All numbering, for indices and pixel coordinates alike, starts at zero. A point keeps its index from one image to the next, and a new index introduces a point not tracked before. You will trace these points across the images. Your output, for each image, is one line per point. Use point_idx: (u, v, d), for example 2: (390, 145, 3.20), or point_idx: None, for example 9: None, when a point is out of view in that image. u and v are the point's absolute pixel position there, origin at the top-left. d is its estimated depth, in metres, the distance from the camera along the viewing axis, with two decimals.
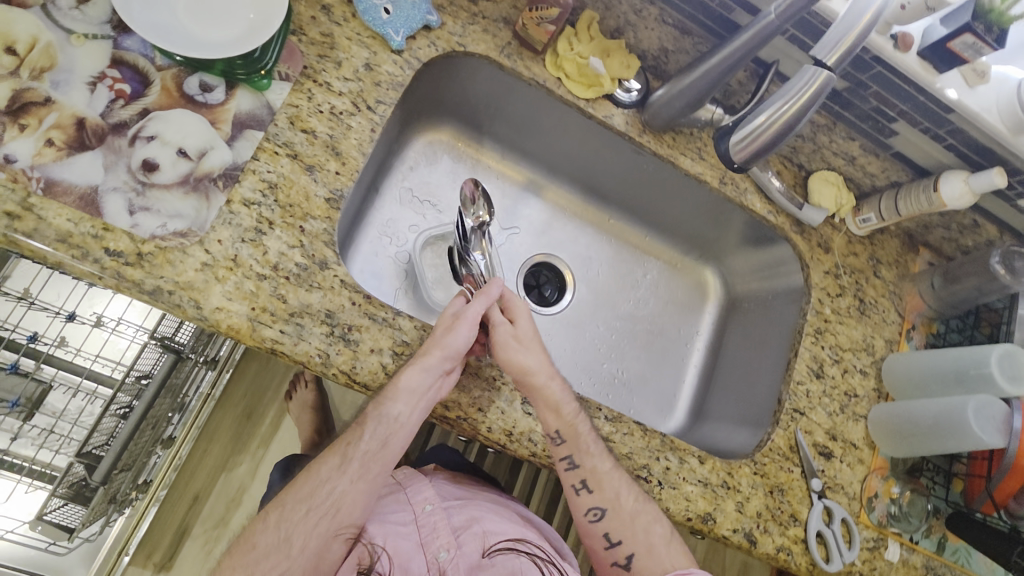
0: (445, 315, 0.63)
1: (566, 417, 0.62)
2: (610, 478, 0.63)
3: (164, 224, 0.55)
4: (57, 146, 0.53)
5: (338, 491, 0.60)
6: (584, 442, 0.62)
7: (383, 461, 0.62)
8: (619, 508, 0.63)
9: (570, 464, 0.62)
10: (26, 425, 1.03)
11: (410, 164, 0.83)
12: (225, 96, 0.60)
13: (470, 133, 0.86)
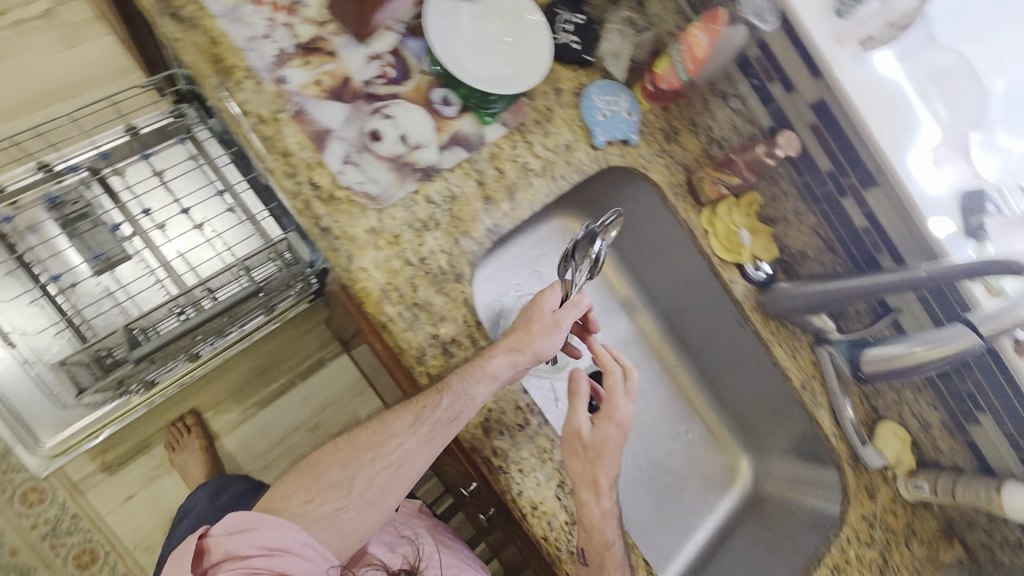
0: (543, 314, 0.65)
1: (598, 541, 0.60)
2: None
3: (362, 183, 0.63)
4: (321, 88, 0.63)
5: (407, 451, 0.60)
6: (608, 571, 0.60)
7: (451, 434, 0.59)
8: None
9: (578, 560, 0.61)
10: (93, 279, 1.09)
11: (540, 236, 0.91)
12: (455, 115, 0.69)
13: None
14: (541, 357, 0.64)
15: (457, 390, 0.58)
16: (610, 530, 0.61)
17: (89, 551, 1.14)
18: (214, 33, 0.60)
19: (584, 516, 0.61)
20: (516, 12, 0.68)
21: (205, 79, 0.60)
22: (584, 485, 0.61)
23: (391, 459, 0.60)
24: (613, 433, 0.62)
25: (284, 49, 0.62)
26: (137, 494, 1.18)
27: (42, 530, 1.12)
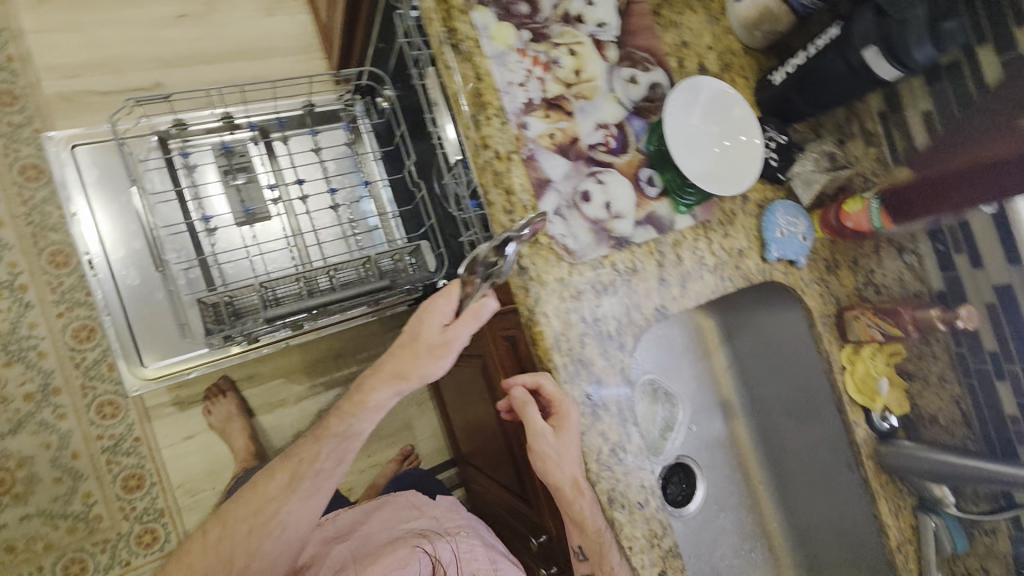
0: (432, 331, 0.65)
1: (590, 536, 0.63)
2: None
3: (564, 237, 0.67)
4: (553, 142, 0.67)
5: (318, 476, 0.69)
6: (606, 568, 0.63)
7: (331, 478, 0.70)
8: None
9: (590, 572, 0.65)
10: (234, 227, 1.14)
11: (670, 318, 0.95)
12: (655, 196, 0.72)
13: (722, 334, 0.98)
14: (429, 376, 0.66)
15: (349, 428, 0.70)
16: (598, 522, 0.63)
17: (138, 477, 1.16)
18: (482, 68, 0.65)
19: (568, 517, 0.64)
20: (744, 123, 0.72)
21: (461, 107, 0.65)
22: (566, 486, 0.63)
23: (303, 483, 0.69)
24: (576, 437, 0.64)
25: (532, 99, 0.67)
26: (196, 436, 1.21)
27: (105, 444, 1.15)
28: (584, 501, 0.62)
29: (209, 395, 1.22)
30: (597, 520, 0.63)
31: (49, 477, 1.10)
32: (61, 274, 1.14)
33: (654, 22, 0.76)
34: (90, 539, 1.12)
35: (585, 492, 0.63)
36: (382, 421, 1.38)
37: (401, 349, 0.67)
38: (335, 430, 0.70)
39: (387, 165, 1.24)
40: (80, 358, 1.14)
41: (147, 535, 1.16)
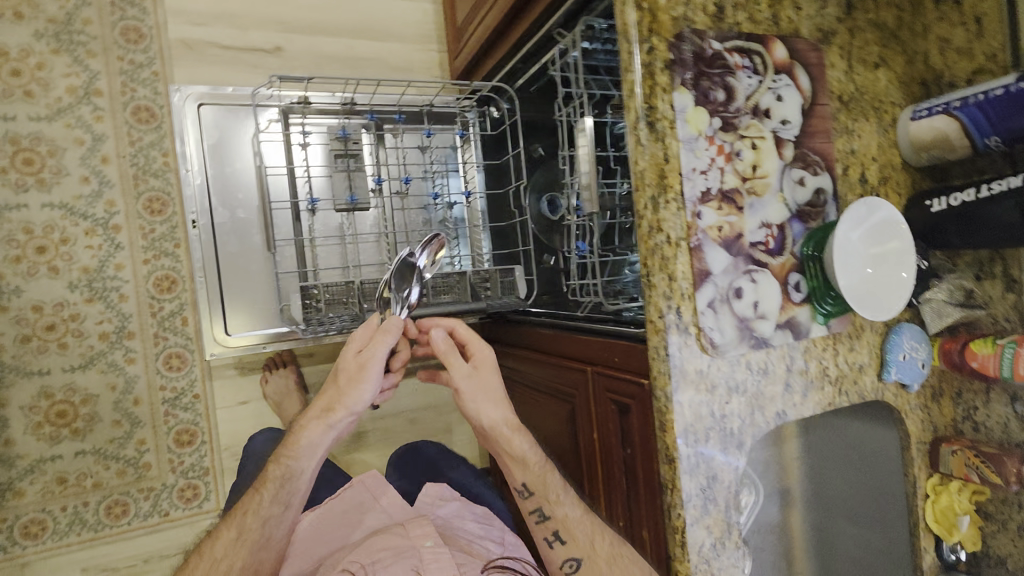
0: (352, 361, 0.84)
1: (532, 469, 0.85)
2: (578, 523, 0.81)
3: (713, 330, 0.67)
4: (720, 234, 0.67)
5: (297, 473, 0.87)
6: (549, 494, 0.84)
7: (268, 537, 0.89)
8: (593, 557, 0.78)
9: (542, 517, 0.84)
10: (333, 211, 1.13)
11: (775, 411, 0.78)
12: (797, 301, 0.73)
13: (801, 426, 0.85)
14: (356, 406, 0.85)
15: (288, 463, 0.88)
16: (532, 454, 0.85)
17: (190, 433, 1.18)
18: (674, 150, 0.64)
19: (507, 455, 0.85)
20: (902, 255, 0.72)
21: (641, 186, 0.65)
22: (503, 425, 0.84)
23: (283, 496, 0.89)
24: (497, 375, 0.84)
25: (710, 189, 0.66)
26: (251, 403, 1.21)
27: (166, 395, 1.16)
28: (518, 441, 0.84)
29: (270, 365, 1.23)
30: (524, 451, 0.84)
31: (109, 418, 1.12)
32: (155, 222, 1.14)
33: (831, 125, 0.76)
34: (136, 485, 1.14)
35: (515, 435, 0.84)
36: (426, 420, 1.40)
37: (346, 372, 0.84)
38: (305, 438, 0.87)
39: (488, 177, 1.24)
40: (158, 307, 1.15)
41: (190, 490, 1.18)
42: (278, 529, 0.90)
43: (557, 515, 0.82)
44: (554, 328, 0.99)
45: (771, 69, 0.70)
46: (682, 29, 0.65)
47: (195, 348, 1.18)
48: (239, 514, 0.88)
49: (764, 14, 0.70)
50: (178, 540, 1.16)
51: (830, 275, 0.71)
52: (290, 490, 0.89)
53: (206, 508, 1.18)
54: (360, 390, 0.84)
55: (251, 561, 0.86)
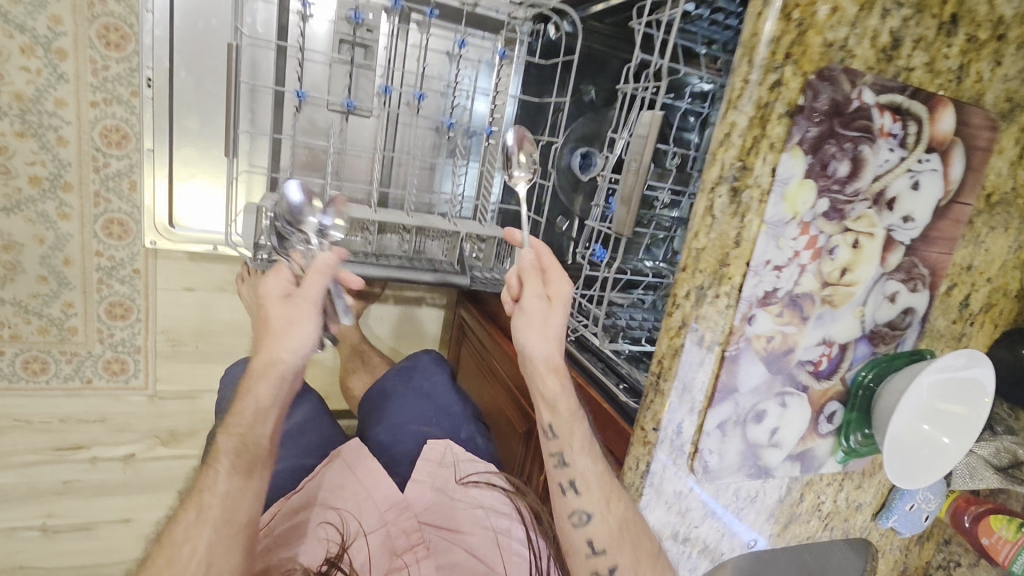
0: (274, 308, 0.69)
1: (563, 415, 0.62)
2: (600, 480, 0.59)
3: (711, 453, 0.53)
4: (767, 346, 0.51)
5: (255, 439, 0.70)
6: (576, 442, 0.61)
7: (237, 517, 0.67)
8: (609, 519, 0.57)
9: (561, 463, 0.62)
10: (326, 110, 0.93)
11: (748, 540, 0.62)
12: (823, 432, 0.59)
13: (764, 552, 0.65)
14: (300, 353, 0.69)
15: (235, 440, 0.70)
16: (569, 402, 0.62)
17: (124, 307, 1.07)
18: (749, 234, 0.47)
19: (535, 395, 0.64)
20: (965, 423, 0.57)
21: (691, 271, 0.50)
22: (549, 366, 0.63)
23: (243, 464, 0.69)
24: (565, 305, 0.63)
25: (777, 290, 0.50)
26: (197, 291, 1.10)
27: (101, 262, 1.03)
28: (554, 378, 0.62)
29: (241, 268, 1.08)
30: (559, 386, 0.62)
31: (33, 272, 1.00)
32: (110, 58, 0.92)
33: (962, 232, 0.57)
34: (59, 346, 1.05)
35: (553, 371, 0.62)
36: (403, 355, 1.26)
37: (270, 325, 0.69)
38: (251, 398, 0.70)
39: (519, 115, 1.04)
40: (102, 162, 0.97)
41: (116, 364, 1.10)
42: (244, 502, 0.68)
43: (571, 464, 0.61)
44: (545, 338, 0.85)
45: (922, 145, 0.50)
46: (830, 63, 0.44)
47: (141, 218, 1.02)
48: (196, 492, 0.68)
49: (949, 64, 0.50)
50: (98, 408, 1.12)
51: (877, 420, 0.56)
52: (251, 457, 0.70)
53: (132, 385, 1.12)
54: (304, 336, 0.69)
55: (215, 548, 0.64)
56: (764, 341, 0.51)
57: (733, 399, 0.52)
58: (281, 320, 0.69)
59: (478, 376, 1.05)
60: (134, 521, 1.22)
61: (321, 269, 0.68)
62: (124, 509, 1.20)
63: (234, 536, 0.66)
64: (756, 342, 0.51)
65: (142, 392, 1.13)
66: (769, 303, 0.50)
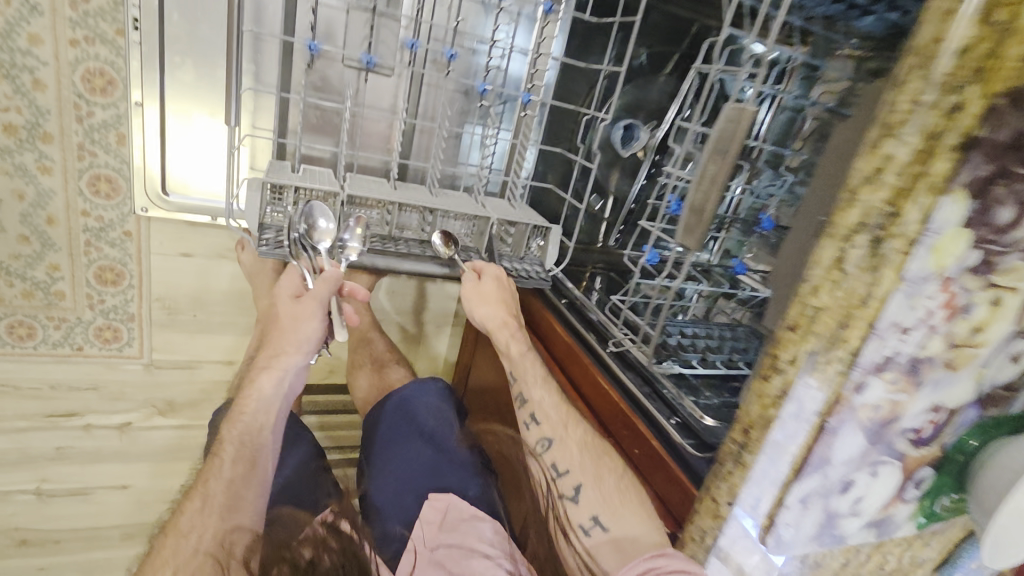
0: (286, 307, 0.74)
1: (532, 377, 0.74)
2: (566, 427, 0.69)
3: (787, 527, 0.46)
4: (871, 416, 0.43)
5: (258, 426, 0.71)
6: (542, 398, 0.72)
7: (241, 506, 0.64)
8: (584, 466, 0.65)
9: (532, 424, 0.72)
10: (341, 65, 0.80)
11: None
12: (908, 497, 0.51)
13: None
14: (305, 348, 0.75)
15: (237, 432, 0.70)
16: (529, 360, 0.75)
17: (115, 272, 0.98)
18: (881, 293, 0.38)
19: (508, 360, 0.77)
20: None
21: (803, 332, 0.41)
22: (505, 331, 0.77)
23: (248, 452, 0.68)
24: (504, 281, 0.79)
25: (897, 356, 0.41)
26: (195, 258, 1.00)
27: (89, 223, 0.93)
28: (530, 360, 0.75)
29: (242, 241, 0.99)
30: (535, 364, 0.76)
31: (14, 231, 0.90)
32: None
33: None
34: (45, 311, 0.97)
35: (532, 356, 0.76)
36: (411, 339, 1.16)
37: (282, 323, 0.75)
38: (253, 392, 0.73)
39: (560, 81, 0.91)
40: (86, 111, 0.85)
41: (109, 331, 1.02)
42: (249, 491, 0.66)
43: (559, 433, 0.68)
44: (578, 342, 0.76)
45: None
46: None
47: (132, 176, 0.92)
48: (197, 486, 0.65)
49: None
50: (91, 375, 1.05)
51: (975, 495, 0.49)
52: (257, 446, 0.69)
53: (126, 353, 1.05)
54: (309, 332, 0.74)
55: (225, 535, 0.61)
56: (868, 412, 0.43)
57: (822, 472, 0.44)
58: (293, 318, 0.74)
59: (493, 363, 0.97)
60: (133, 487, 1.18)
61: (329, 279, 0.72)
62: (121, 475, 1.16)
63: (240, 528, 0.63)
64: (859, 412, 0.42)
65: (138, 360, 1.06)
66: (884, 371, 0.41)
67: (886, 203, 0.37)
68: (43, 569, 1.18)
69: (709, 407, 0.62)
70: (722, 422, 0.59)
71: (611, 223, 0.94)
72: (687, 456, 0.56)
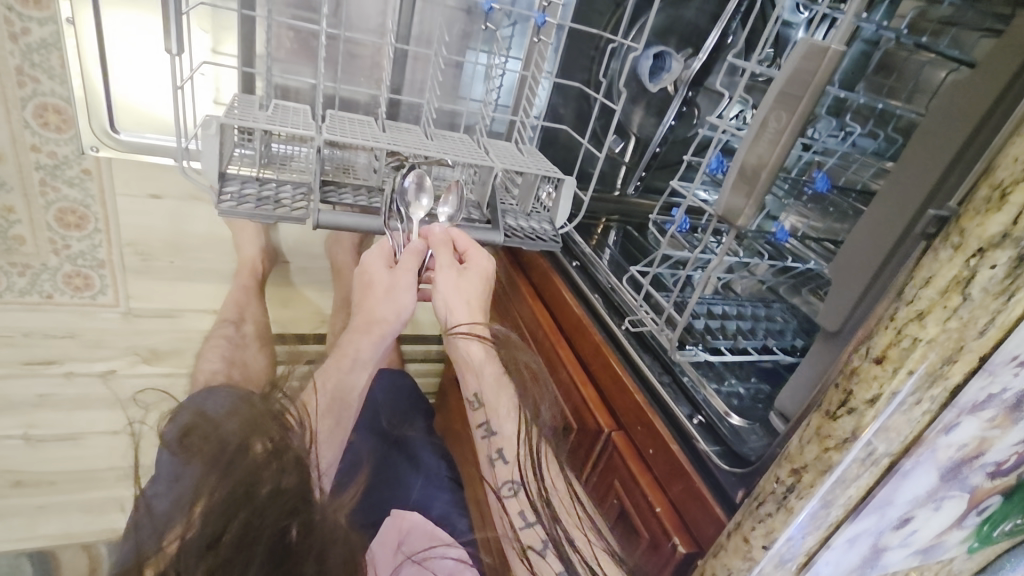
0: (378, 271, 0.62)
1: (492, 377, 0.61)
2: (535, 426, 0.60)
3: (825, 565, 0.39)
4: (954, 453, 0.35)
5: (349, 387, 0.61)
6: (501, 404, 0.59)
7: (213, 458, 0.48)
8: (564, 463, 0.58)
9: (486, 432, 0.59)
10: None
11: None
12: (967, 523, 0.45)
13: None
14: (402, 317, 0.61)
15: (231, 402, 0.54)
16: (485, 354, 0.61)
17: (78, 215, 0.88)
18: (1003, 323, 0.29)
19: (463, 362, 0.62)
20: None
21: (890, 368, 0.31)
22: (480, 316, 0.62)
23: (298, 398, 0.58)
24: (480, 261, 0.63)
25: (1001, 392, 0.33)
26: (166, 200, 0.91)
27: (42, 160, 0.81)
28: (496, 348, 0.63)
29: None
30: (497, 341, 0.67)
31: None
32: None
33: None
34: (7, 257, 0.89)
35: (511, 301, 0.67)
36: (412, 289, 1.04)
37: (371, 289, 0.62)
38: (349, 353, 0.61)
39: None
40: (20, 28, 0.71)
41: (79, 278, 0.94)
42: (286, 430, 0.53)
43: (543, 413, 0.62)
44: (589, 318, 0.66)
45: None
46: None
47: None
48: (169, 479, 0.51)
49: None
50: (66, 323, 0.98)
51: None
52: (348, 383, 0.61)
53: (101, 301, 0.98)
54: (405, 303, 0.61)
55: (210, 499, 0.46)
56: (947, 450, 0.35)
57: (879, 510, 0.37)
58: (391, 286, 0.61)
59: None
60: (123, 433, 1.12)
61: (414, 250, 0.62)
62: (110, 421, 1.10)
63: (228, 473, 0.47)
64: (940, 450, 0.34)
65: (114, 308, 0.99)
66: (979, 408, 0.33)
67: (1013, 217, 0.27)
68: (42, 507, 1.10)
69: (740, 408, 0.54)
70: (755, 425, 0.51)
71: (632, 169, 0.82)
72: (715, 470, 0.48)
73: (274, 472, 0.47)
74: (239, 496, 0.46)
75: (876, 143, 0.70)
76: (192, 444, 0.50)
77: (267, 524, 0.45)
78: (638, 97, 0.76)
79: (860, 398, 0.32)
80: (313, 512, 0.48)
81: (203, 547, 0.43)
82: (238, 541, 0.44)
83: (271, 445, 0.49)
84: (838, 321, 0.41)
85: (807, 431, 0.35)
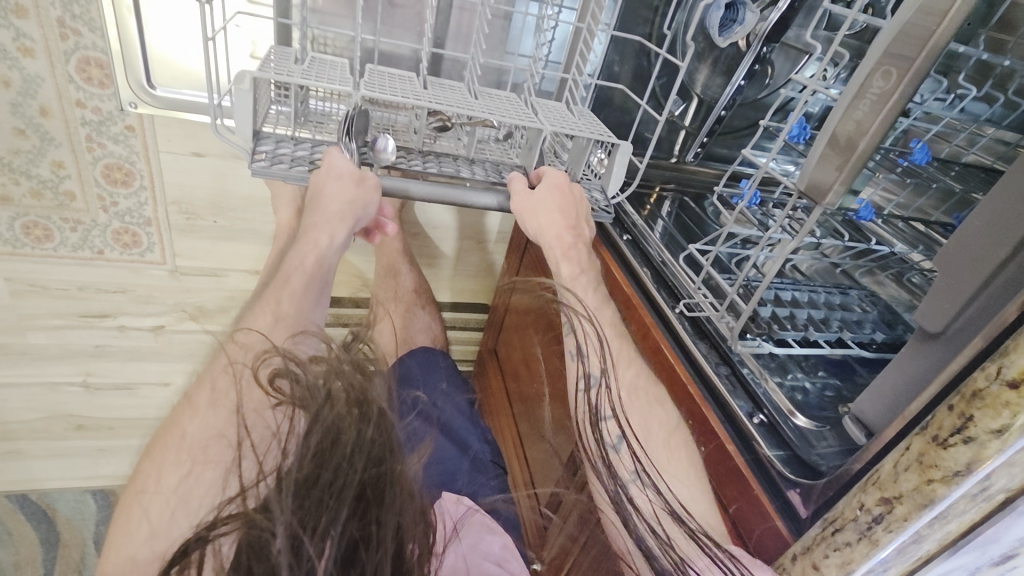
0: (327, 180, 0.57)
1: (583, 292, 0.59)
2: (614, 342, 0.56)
3: None
4: None
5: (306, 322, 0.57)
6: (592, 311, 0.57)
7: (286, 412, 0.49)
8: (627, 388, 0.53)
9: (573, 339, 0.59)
10: None
11: None
12: None
13: None
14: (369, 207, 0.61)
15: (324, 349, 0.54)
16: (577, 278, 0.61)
17: (124, 171, 0.87)
18: None
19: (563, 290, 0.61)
20: None
21: None
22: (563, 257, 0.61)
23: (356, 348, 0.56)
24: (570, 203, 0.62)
25: None
26: (208, 157, 0.88)
27: (87, 115, 0.80)
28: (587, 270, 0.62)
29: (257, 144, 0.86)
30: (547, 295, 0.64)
31: (7, 124, 0.78)
32: None
33: None
34: (59, 213, 0.90)
35: (582, 255, 0.62)
36: (457, 257, 1.00)
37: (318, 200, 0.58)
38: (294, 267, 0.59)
39: None
40: None
41: (127, 236, 0.95)
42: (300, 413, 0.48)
43: (597, 348, 0.55)
44: (639, 295, 0.61)
45: None
46: None
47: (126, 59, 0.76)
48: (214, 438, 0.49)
49: None
50: (117, 279, 0.99)
51: None
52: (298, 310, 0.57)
53: (149, 259, 0.98)
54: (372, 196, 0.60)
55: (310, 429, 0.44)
56: None
57: (977, 547, 0.31)
58: (343, 189, 0.58)
59: (519, 326, 0.85)
60: (173, 386, 1.16)
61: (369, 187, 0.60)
62: (161, 374, 1.14)
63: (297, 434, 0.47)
64: None
65: (161, 266, 1.00)
66: None
67: None
68: (103, 450, 1.19)
69: (804, 406, 0.48)
70: (824, 430, 0.46)
71: (692, 135, 0.74)
72: (775, 479, 0.43)
73: (357, 420, 0.46)
74: (325, 446, 0.44)
75: (991, 110, 0.62)
76: (283, 388, 0.49)
77: (355, 470, 0.43)
78: (705, 54, 0.68)
79: (983, 428, 0.27)
80: (396, 464, 0.46)
81: (296, 488, 0.41)
82: (329, 483, 0.42)
83: (353, 395, 0.47)
84: (941, 323, 0.35)
85: (906, 457, 0.31)
